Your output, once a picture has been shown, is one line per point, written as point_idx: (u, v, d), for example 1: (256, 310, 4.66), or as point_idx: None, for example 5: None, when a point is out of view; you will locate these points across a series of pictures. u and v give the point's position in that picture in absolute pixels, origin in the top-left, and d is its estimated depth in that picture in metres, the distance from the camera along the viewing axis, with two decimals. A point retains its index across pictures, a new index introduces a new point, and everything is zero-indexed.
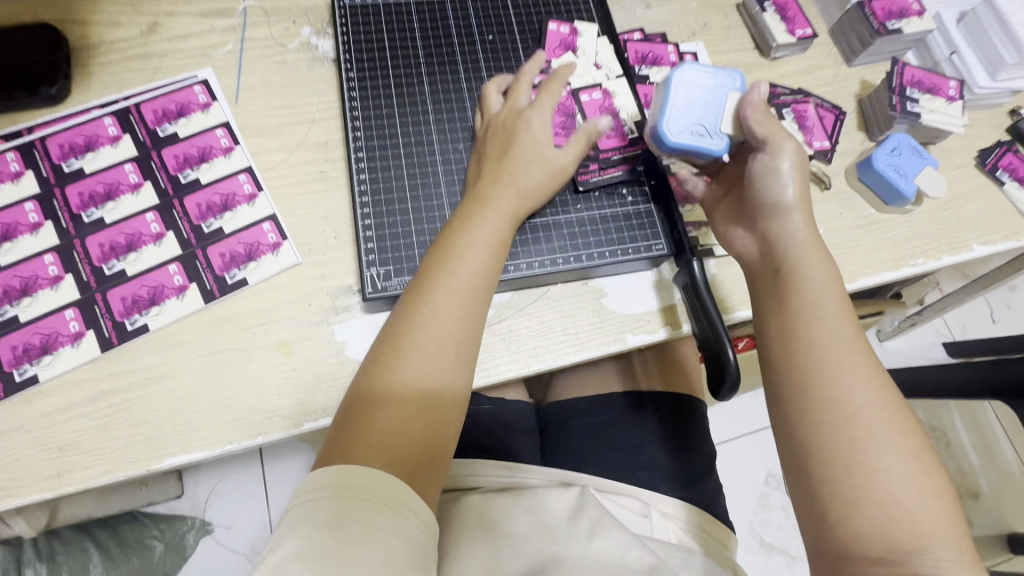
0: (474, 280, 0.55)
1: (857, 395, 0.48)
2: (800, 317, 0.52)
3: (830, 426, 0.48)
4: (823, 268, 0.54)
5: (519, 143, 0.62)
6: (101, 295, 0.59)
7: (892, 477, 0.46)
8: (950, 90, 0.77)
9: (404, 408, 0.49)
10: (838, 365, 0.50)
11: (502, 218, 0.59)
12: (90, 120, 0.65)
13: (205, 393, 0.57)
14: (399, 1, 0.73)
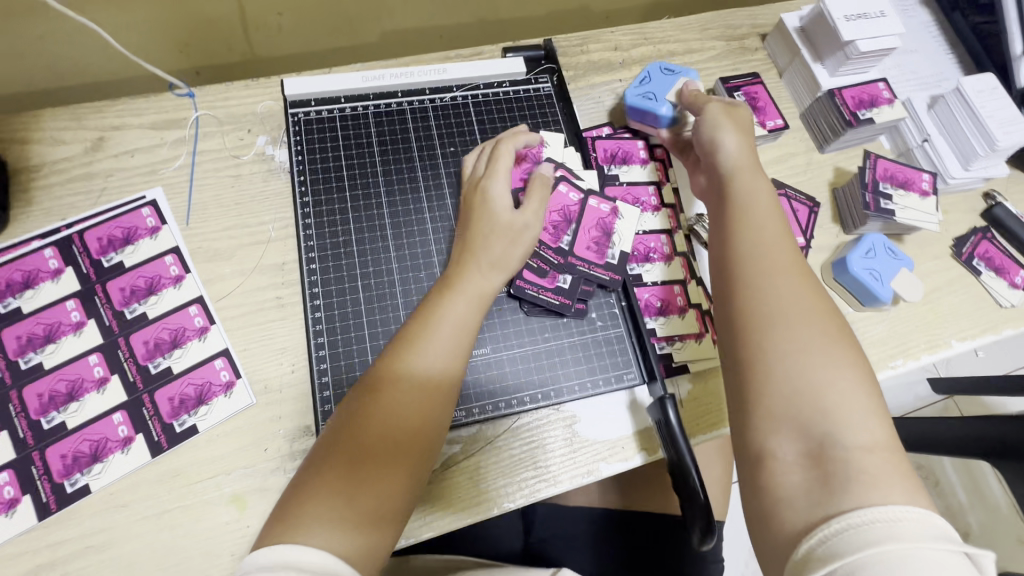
0: (443, 368, 0.52)
1: (797, 335, 0.47)
2: (740, 262, 0.53)
3: (765, 376, 0.46)
4: (769, 226, 0.55)
5: (484, 222, 0.61)
6: (39, 454, 0.55)
7: (825, 406, 0.43)
8: (923, 183, 0.76)
9: (385, 429, 0.48)
10: (781, 314, 0.48)
11: (469, 301, 0.56)
12: (29, 253, 0.62)
13: (151, 560, 0.53)
14: (357, 109, 0.70)
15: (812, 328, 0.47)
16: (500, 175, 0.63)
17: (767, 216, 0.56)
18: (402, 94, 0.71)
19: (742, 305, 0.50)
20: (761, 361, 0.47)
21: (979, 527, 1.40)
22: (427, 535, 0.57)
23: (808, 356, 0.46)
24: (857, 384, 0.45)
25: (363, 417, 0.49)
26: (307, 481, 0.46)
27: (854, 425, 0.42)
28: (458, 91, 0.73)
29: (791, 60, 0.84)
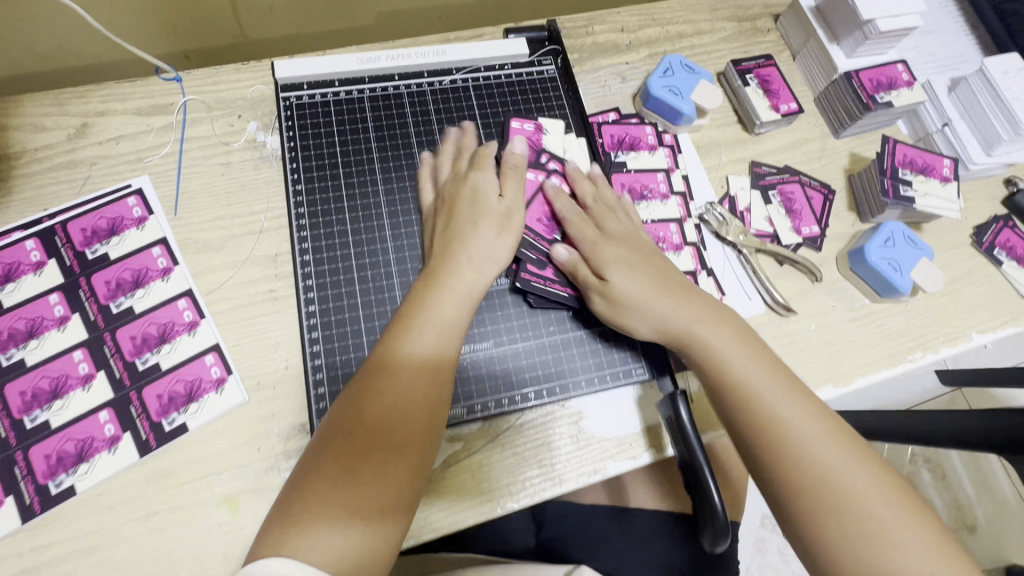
0: (430, 359, 0.52)
1: (794, 429, 0.49)
2: (721, 361, 0.54)
3: (793, 479, 0.48)
4: (705, 313, 0.56)
5: (473, 205, 0.60)
6: (22, 454, 0.53)
7: (854, 492, 0.46)
8: (944, 169, 0.73)
9: (383, 433, 0.47)
10: (782, 414, 0.50)
11: (455, 301, 0.55)
12: (10, 245, 0.59)
13: (141, 563, 0.51)
14: (350, 92, 0.66)
15: (799, 410, 0.50)
16: (486, 164, 0.63)
17: (700, 312, 0.56)
18: (399, 76, 0.68)
19: (754, 433, 0.50)
20: (784, 475, 0.48)
21: (984, 517, 1.40)
22: (427, 537, 0.55)
23: (815, 449, 0.48)
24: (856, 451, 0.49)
25: (360, 426, 0.47)
26: (306, 484, 0.45)
27: (875, 497, 0.46)
28: (457, 74, 0.70)
29: (806, 41, 0.81)
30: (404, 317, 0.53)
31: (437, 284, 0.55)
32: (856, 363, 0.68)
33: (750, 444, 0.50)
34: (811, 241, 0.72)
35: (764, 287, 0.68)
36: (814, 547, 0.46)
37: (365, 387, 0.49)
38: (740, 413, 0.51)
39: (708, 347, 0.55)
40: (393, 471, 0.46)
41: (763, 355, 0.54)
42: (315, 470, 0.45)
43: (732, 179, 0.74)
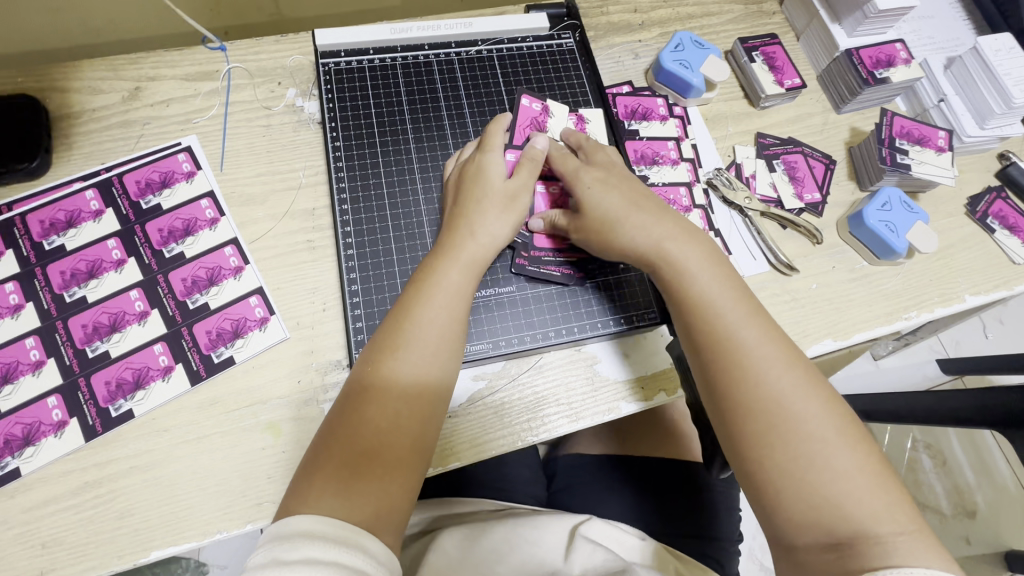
0: (430, 352, 0.54)
1: (756, 360, 0.52)
2: (694, 294, 0.56)
3: (747, 410, 0.50)
4: (692, 248, 0.59)
5: (480, 189, 0.62)
6: (85, 380, 0.58)
7: (806, 426, 0.48)
8: (940, 140, 0.77)
9: (378, 433, 0.50)
10: (746, 349, 0.52)
11: (465, 268, 0.58)
12: (71, 194, 0.64)
13: (191, 481, 0.56)
14: (385, 63, 0.73)
15: (766, 354, 0.52)
16: (494, 149, 0.65)
17: (687, 241, 0.59)
18: (429, 47, 0.75)
19: (715, 354, 0.53)
20: (733, 401, 0.51)
21: (985, 504, 1.36)
22: (452, 466, 0.60)
23: (774, 384, 0.50)
24: (816, 390, 0.50)
25: (357, 426, 0.50)
26: (307, 486, 0.47)
27: (825, 434, 0.48)
28: (483, 45, 0.76)
29: (809, 22, 0.85)
30: (408, 298, 0.56)
31: (430, 280, 0.57)
32: (854, 319, 0.71)
33: (712, 371, 0.53)
34: (812, 206, 0.77)
35: (769, 248, 0.73)
36: (761, 480, 0.49)
37: (354, 409, 0.51)
38: (705, 340, 0.54)
39: (684, 281, 0.57)
40: (393, 463, 0.49)
41: (738, 295, 0.56)
42: (315, 475, 0.47)
43: (739, 149, 0.78)
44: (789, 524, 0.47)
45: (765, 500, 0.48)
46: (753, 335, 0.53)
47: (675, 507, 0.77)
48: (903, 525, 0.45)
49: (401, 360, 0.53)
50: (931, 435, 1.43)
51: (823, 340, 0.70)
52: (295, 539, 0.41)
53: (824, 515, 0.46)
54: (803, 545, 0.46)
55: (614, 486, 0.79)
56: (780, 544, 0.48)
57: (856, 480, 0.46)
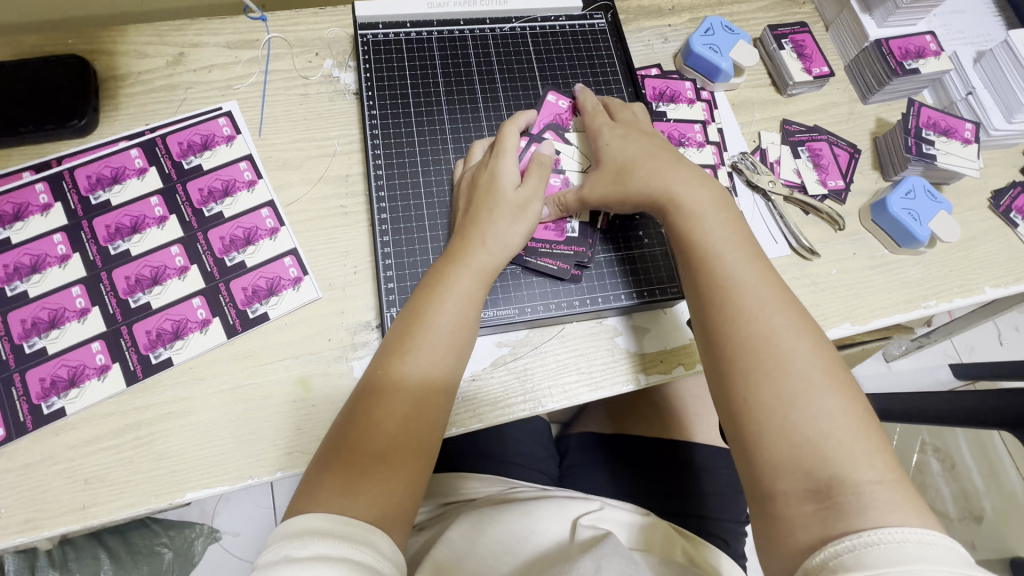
0: (439, 354, 0.56)
1: (753, 300, 0.53)
2: (699, 234, 0.58)
3: (742, 346, 0.51)
4: (698, 193, 0.60)
5: (489, 199, 0.61)
6: (127, 328, 0.60)
7: (807, 400, 0.48)
8: (966, 132, 0.78)
9: (384, 433, 0.51)
10: (746, 291, 0.54)
11: (475, 276, 0.59)
12: (117, 152, 0.67)
13: (226, 428, 0.58)
14: (422, 37, 0.75)
15: (764, 298, 0.53)
16: (506, 153, 0.64)
17: (696, 186, 0.61)
18: (464, 22, 0.77)
19: (724, 321, 0.53)
20: (727, 345, 0.52)
21: (993, 510, 1.35)
22: (474, 426, 0.62)
23: (772, 328, 0.51)
24: (809, 333, 0.52)
25: (363, 427, 0.51)
26: (315, 487, 0.49)
27: (814, 375, 0.49)
28: (516, 22, 0.78)
29: (839, 12, 0.86)
30: (424, 297, 0.58)
31: (439, 288, 0.58)
32: (873, 306, 0.72)
33: (711, 309, 0.55)
34: (836, 194, 0.77)
35: (790, 232, 0.73)
36: (746, 419, 0.50)
37: (369, 402, 0.53)
38: (706, 278, 0.56)
39: (692, 222, 0.59)
40: (400, 463, 0.51)
41: (743, 240, 0.58)
42: (326, 477, 0.49)
43: (764, 135, 0.79)
44: (769, 466, 0.48)
45: (749, 442, 0.49)
46: (751, 276, 0.55)
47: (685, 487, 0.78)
48: (881, 471, 0.45)
49: (409, 365, 0.54)
50: (941, 438, 1.43)
51: (840, 324, 0.71)
52: (307, 535, 0.43)
53: (810, 454, 0.46)
54: (786, 486, 0.47)
55: (624, 465, 0.81)
56: (762, 484, 0.48)
57: (839, 419, 0.47)
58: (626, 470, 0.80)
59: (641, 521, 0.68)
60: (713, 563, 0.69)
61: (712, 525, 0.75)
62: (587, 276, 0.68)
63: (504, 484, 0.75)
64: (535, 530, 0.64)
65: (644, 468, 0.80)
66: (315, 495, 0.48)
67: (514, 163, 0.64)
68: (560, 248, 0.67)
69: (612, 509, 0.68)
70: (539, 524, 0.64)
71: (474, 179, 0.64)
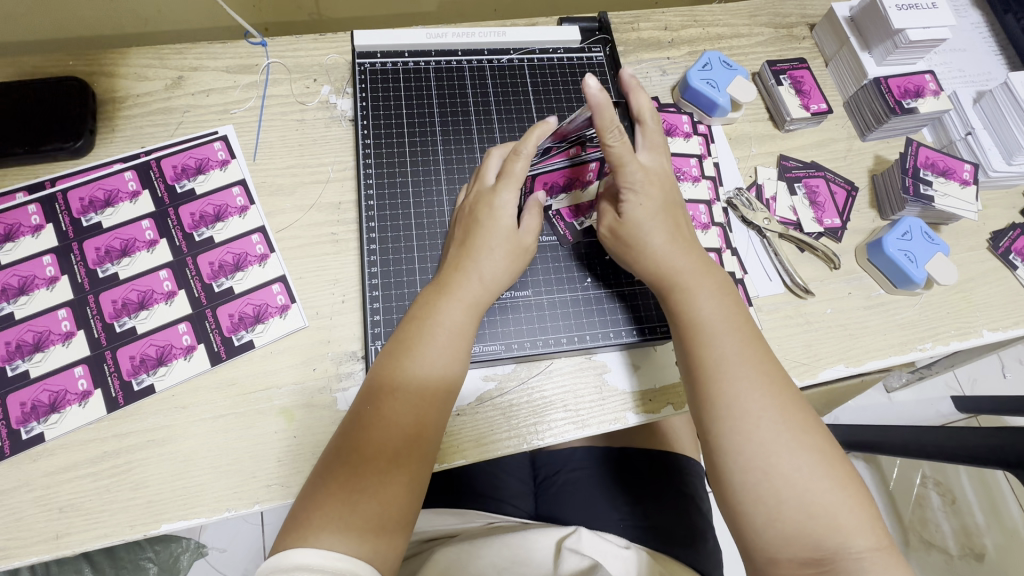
0: (433, 387, 0.54)
1: (741, 378, 0.52)
2: (688, 308, 0.57)
3: (731, 433, 0.50)
4: (688, 266, 0.59)
5: (485, 234, 0.60)
6: (111, 353, 0.60)
7: (801, 467, 0.48)
8: (965, 173, 0.77)
9: (375, 455, 0.50)
10: (731, 372, 0.52)
11: (465, 305, 0.58)
12: (111, 174, 0.67)
13: (206, 458, 0.57)
14: (419, 66, 0.76)
15: (759, 372, 0.52)
16: (508, 184, 0.61)
17: (683, 254, 0.59)
18: (463, 53, 0.77)
19: (717, 389, 0.52)
20: (720, 421, 0.51)
21: (995, 549, 1.31)
22: (459, 462, 0.61)
23: (755, 410, 0.50)
24: (793, 398, 0.52)
25: (358, 453, 0.50)
26: (307, 515, 0.48)
27: (805, 441, 0.49)
28: (514, 54, 0.78)
29: (839, 48, 0.86)
30: (416, 326, 0.57)
31: (429, 320, 0.57)
32: (867, 347, 0.71)
33: (699, 390, 0.53)
34: (832, 232, 0.77)
35: (785, 270, 0.73)
36: (740, 497, 0.49)
37: (359, 432, 0.52)
38: (699, 342, 0.55)
39: (683, 291, 0.58)
40: (395, 483, 0.50)
41: (736, 313, 0.56)
42: (315, 506, 0.48)
43: (761, 170, 0.79)
44: (767, 543, 0.47)
45: (743, 519, 0.49)
46: (739, 353, 0.53)
47: (666, 510, 0.77)
48: (871, 541, 0.47)
49: (397, 397, 0.53)
50: (941, 472, 1.39)
51: (835, 365, 0.69)
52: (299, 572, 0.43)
53: (813, 532, 0.46)
54: (786, 560, 0.47)
55: (607, 490, 0.79)
56: (759, 555, 0.48)
57: (833, 494, 0.47)
58: (608, 493, 0.79)
59: (625, 552, 0.67)
60: None
61: (699, 549, 0.74)
62: (567, 248, 0.69)
63: (482, 517, 0.74)
64: (519, 558, 0.63)
65: (627, 493, 0.79)
66: (307, 522, 0.47)
67: (516, 196, 0.61)
68: (565, 224, 0.70)
69: (592, 535, 0.67)
70: (521, 554, 0.63)
71: (473, 207, 0.62)
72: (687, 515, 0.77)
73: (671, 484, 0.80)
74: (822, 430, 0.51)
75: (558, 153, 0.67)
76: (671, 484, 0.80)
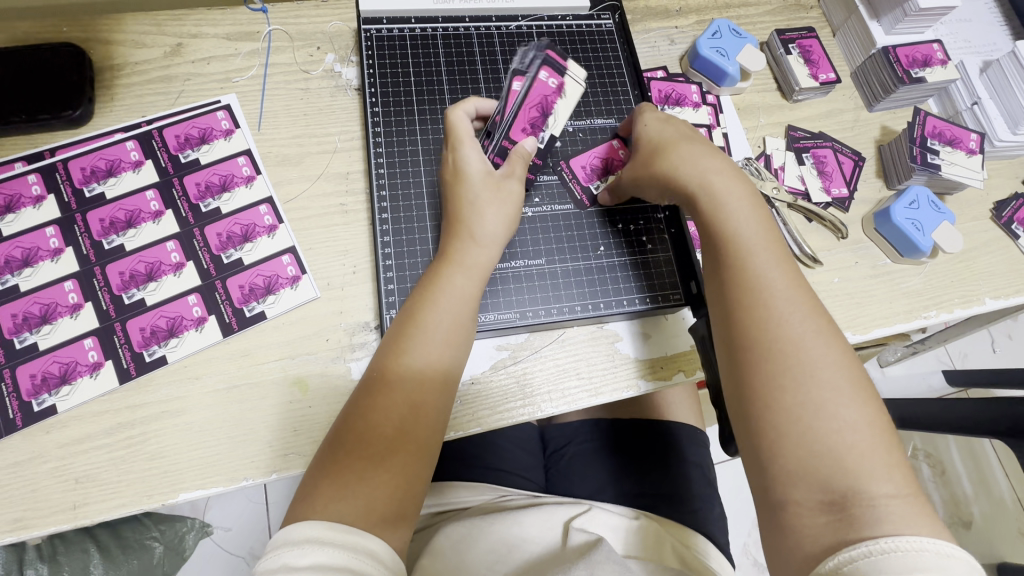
0: (440, 358, 0.55)
1: (780, 301, 0.52)
2: (722, 230, 0.57)
3: (754, 352, 0.51)
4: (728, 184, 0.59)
5: (468, 194, 0.60)
6: (120, 325, 0.59)
7: (820, 402, 0.47)
8: (971, 142, 0.78)
9: (381, 429, 0.50)
10: (766, 299, 0.52)
11: (468, 273, 0.58)
12: (113, 144, 0.65)
13: (221, 428, 0.57)
14: (426, 33, 0.74)
15: (794, 304, 0.52)
16: (464, 144, 0.62)
17: (721, 173, 0.60)
18: (470, 19, 0.76)
19: (745, 311, 0.53)
20: (749, 348, 0.51)
21: (981, 516, 1.35)
22: (474, 430, 0.61)
23: (786, 331, 0.50)
24: (824, 333, 0.51)
25: (362, 427, 0.50)
26: (317, 485, 0.48)
27: (831, 380, 0.48)
28: (523, 21, 0.77)
29: (847, 18, 0.85)
30: (421, 295, 0.57)
31: (434, 289, 0.57)
32: (873, 315, 0.72)
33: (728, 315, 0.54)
34: (840, 202, 0.77)
35: (793, 239, 0.73)
36: (757, 431, 0.49)
37: (368, 400, 0.52)
38: (731, 275, 0.55)
39: (720, 214, 0.58)
40: (404, 451, 0.50)
41: (772, 244, 0.56)
42: (324, 477, 0.48)
43: (769, 140, 0.79)
44: (784, 479, 0.47)
45: (757, 454, 0.49)
46: (778, 282, 0.53)
47: (672, 475, 0.78)
48: (891, 487, 0.44)
49: (406, 366, 0.53)
50: (932, 443, 1.43)
51: (841, 333, 0.70)
52: (308, 544, 0.43)
53: (827, 468, 0.45)
54: (797, 499, 0.46)
55: (615, 461, 0.80)
56: (772, 490, 0.47)
57: (853, 434, 0.46)
58: (617, 462, 0.80)
59: (634, 525, 0.69)
60: (706, 555, 0.71)
61: (705, 514, 0.76)
62: (579, 219, 0.69)
63: (492, 490, 0.75)
64: (528, 536, 0.64)
65: (636, 460, 0.80)
66: (318, 495, 0.47)
67: (477, 151, 0.62)
68: (582, 188, 0.70)
69: (603, 512, 0.69)
70: (530, 533, 0.65)
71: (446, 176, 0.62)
72: (693, 481, 0.79)
73: (678, 451, 0.81)
74: (856, 376, 0.49)
75: (514, 91, 0.69)
76: (678, 452, 0.81)
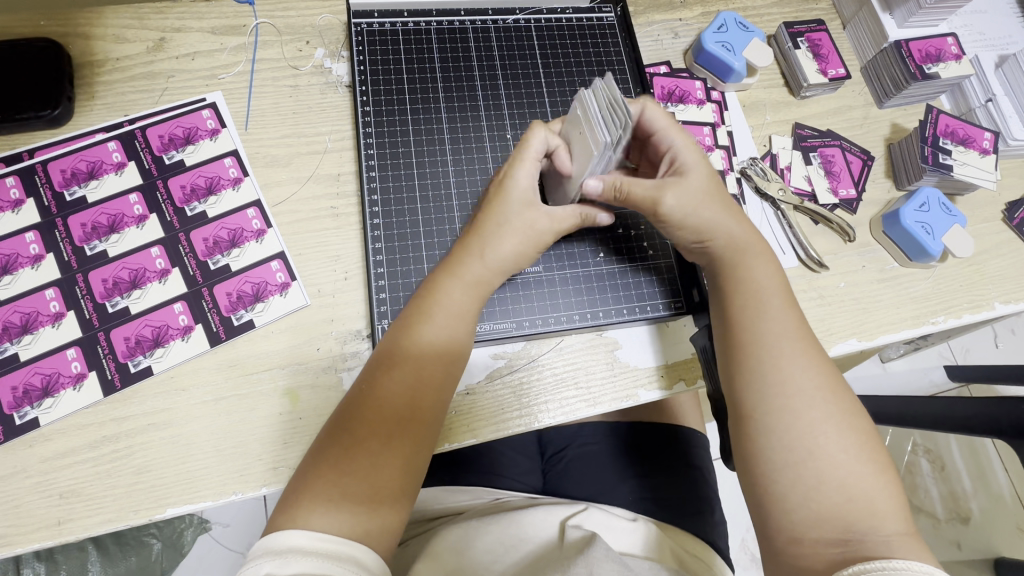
0: (433, 370, 0.52)
1: (792, 360, 0.51)
2: (734, 290, 0.56)
3: (769, 406, 0.50)
4: (742, 237, 0.58)
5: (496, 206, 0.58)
6: (104, 335, 0.58)
7: (831, 452, 0.47)
8: (984, 142, 0.75)
9: (377, 445, 0.48)
10: (777, 353, 0.51)
11: (467, 285, 0.55)
12: (94, 145, 0.63)
13: (209, 441, 0.56)
14: (419, 28, 0.71)
15: (804, 358, 0.51)
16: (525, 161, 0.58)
17: (732, 227, 0.58)
18: (466, 13, 0.73)
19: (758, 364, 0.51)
20: (762, 399, 0.50)
21: (979, 512, 1.35)
22: (470, 441, 0.59)
23: (798, 385, 0.50)
24: (829, 387, 0.50)
25: (357, 442, 0.48)
26: (300, 492, 0.46)
27: (840, 431, 0.48)
28: (520, 14, 0.74)
29: (858, 9, 0.82)
30: (416, 305, 0.54)
31: (429, 300, 0.54)
32: (880, 320, 0.70)
33: (734, 363, 0.53)
34: (847, 203, 0.75)
35: (798, 243, 0.71)
36: (767, 473, 0.48)
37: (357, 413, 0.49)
38: (742, 326, 0.54)
39: (736, 267, 0.57)
40: (393, 463, 0.48)
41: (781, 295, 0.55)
42: (308, 485, 0.46)
43: (775, 139, 0.76)
44: (794, 522, 0.46)
45: (766, 495, 0.48)
46: (788, 334, 0.52)
47: (672, 481, 0.77)
48: (900, 529, 0.45)
49: (396, 374, 0.51)
50: (932, 440, 1.42)
51: (847, 340, 0.68)
52: (291, 555, 0.41)
53: (844, 513, 0.45)
54: (809, 540, 0.45)
55: (615, 466, 0.79)
56: (778, 533, 0.47)
57: (866, 482, 0.46)
58: (616, 468, 0.79)
59: (634, 525, 0.68)
60: (708, 559, 0.69)
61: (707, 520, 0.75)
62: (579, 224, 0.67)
63: (489, 492, 0.73)
64: (527, 536, 0.62)
65: (637, 466, 0.79)
66: (300, 504, 0.45)
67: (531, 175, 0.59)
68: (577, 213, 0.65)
69: (600, 512, 0.68)
70: (529, 532, 0.63)
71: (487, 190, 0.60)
72: (695, 486, 0.77)
73: (678, 456, 0.80)
74: (862, 423, 0.49)
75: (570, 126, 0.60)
76: (679, 456, 0.80)
